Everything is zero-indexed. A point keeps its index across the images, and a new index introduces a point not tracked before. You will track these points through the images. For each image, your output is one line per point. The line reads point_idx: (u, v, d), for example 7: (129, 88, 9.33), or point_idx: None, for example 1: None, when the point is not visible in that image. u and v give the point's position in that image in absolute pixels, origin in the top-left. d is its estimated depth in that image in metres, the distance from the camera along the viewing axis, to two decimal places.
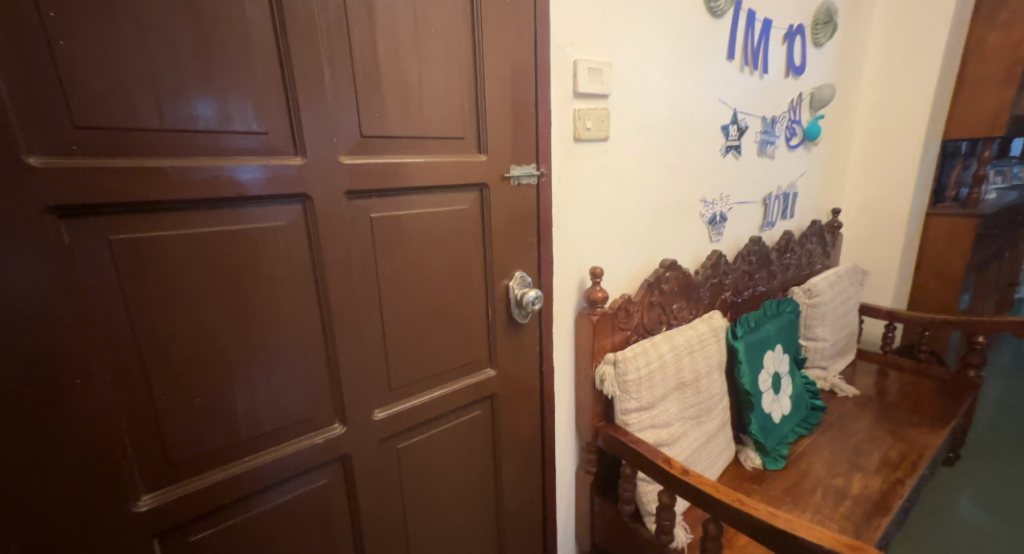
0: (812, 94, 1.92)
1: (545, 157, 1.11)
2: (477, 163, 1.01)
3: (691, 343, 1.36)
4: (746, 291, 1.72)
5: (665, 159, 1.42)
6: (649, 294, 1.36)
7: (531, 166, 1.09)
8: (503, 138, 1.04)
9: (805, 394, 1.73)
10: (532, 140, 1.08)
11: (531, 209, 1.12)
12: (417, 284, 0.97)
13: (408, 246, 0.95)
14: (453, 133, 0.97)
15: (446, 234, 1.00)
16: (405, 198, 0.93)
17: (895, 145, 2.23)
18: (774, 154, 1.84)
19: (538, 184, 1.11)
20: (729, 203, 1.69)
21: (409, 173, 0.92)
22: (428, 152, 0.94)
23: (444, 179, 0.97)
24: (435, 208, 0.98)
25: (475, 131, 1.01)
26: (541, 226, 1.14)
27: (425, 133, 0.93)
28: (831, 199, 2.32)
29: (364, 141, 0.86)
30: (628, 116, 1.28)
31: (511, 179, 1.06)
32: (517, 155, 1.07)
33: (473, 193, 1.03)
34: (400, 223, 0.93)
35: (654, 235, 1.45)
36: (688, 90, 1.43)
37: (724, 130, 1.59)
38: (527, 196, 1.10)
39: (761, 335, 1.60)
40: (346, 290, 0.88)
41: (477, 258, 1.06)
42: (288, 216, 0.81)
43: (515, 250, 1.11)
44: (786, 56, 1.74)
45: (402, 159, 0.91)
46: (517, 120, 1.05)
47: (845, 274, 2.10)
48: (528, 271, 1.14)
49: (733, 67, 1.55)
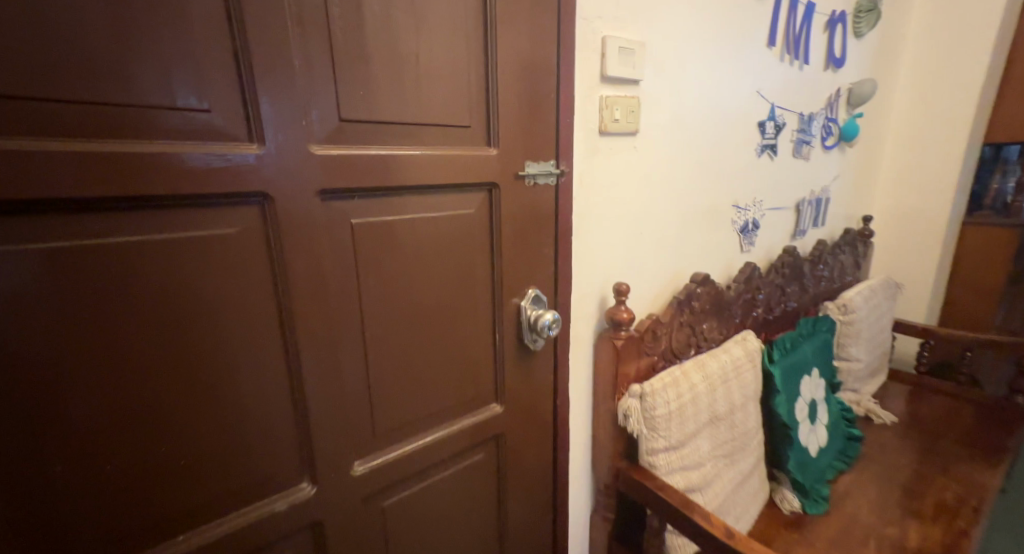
0: (850, 90, 1.75)
1: (565, 154, 0.93)
2: (486, 158, 0.83)
3: (725, 371, 1.18)
4: (778, 307, 1.56)
5: (697, 157, 1.24)
6: (679, 314, 1.18)
7: (549, 163, 0.91)
8: (518, 130, 0.86)
9: (841, 422, 1.56)
10: (551, 131, 0.90)
11: (548, 215, 0.94)
12: (410, 305, 0.79)
13: (399, 260, 0.76)
14: (457, 121, 0.79)
15: (447, 245, 0.82)
16: (396, 201, 0.75)
17: (933, 149, 2.07)
18: (809, 155, 1.67)
19: (556, 185, 0.94)
20: (762, 209, 1.52)
21: (402, 170, 0.73)
22: (426, 144, 0.76)
23: (445, 178, 0.79)
24: (433, 213, 0.79)
25: (484, 119, 0.82)
26: (560, 234, 0.96)
27: (422, 120, 0.74)
28: (862, 206, 2.15)
29: (344, 126, 0.67)
30: (660, 107, 1.10)
31: (526, 179, 0.89)
32: (534, 150, 0.89)
33: (480, 194, 0.85)
34: (390, 231, 0.75)
35: (682, 245, 1.28)
36: (724, 79, 1.25)
37: (761, 127, 1.41)
38: (544, 199, 0.92)
39: (798, 358, 1.42)
40: (316, 316, 0.69)
41: (482, 273, 0.88)
42: (239, 222, 0.62)
43: (527, 264, 0.93)
44: (827, 46, 1.57)
45: (392, 152, 0.72)
46: (534, 108, 0.87)
47: (879, 287, 1.94)
48: (543, 287, 0.96)
49: (773, 56, 1.37)
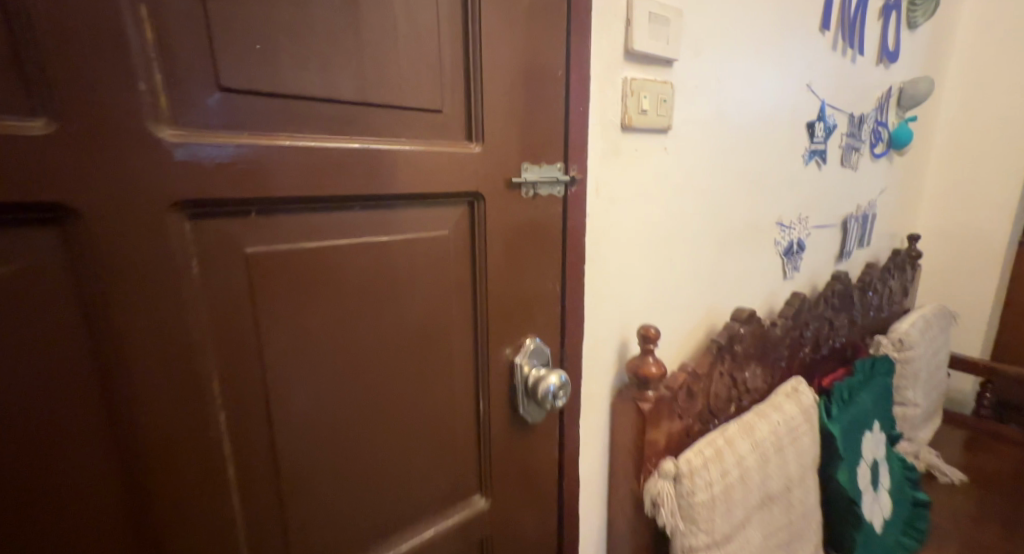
0: (901, 89, 1.51)
1: (574, 155, 0.68)
2: (465, 158, 0.58)
3: (779, 436, 0.93)
4: (826, 345, 1.30)
5: (737, 164, 1.00)
6: (718, 362, 0.93)
7: (555, 166, 0.67)
8: (511, 120, 0.61)
9: (903, 485, 1.30)
10: (556, 124, 0.65)
11: (553, 238, 0.69)
12: (349, 373, 0.53)
13: (329, 306, 0.51)
14: (422, 102, 0.54)
15: (406, 282, 0.57)
16: (325, 219, 0.50)
17: (988, 159, 1.83)
18: (858, 164, 1.43)
19: (563, 197, 0.69)
20: (808, 227, 1.27)
21: (329, 171, 0.48)
22: (370, 134, 0.51)
23: (403, 185, 0.54)
24: (384, 236, 0.54)
25: (462, 102, 0.58)
26: (567, 265, 0.71)
27: (362, 97, 0.49)
28: (905, 223, 1.90)
29: (229, 102, 0.42)
30: (697, 98, 0.85)
31: (523, 190, 0.64)
32: (533, 149, 0.64)
33: (456, 209, 0.60)
34: (313, 265, 0.49)
35: (719, 272, 1.03)
36: (771, 68, 1.00)
37: (811, 129, 1.17)
38: (546, 216, 0.68)
39: (857, 410, 1.16)
40: (181, 402, 0.43)
41: (460, 317, 0.63)
42: (22, 253, 0.36)
43: (523, 305, 0.68)
44: (880, 37, 1.33)
45: (314, 143, 0.47)
46: (533, 89, 0.62)
47: (932, 317, 1.69)
48: (544, 334, 0.71)
49: (826, 43, 1.13)
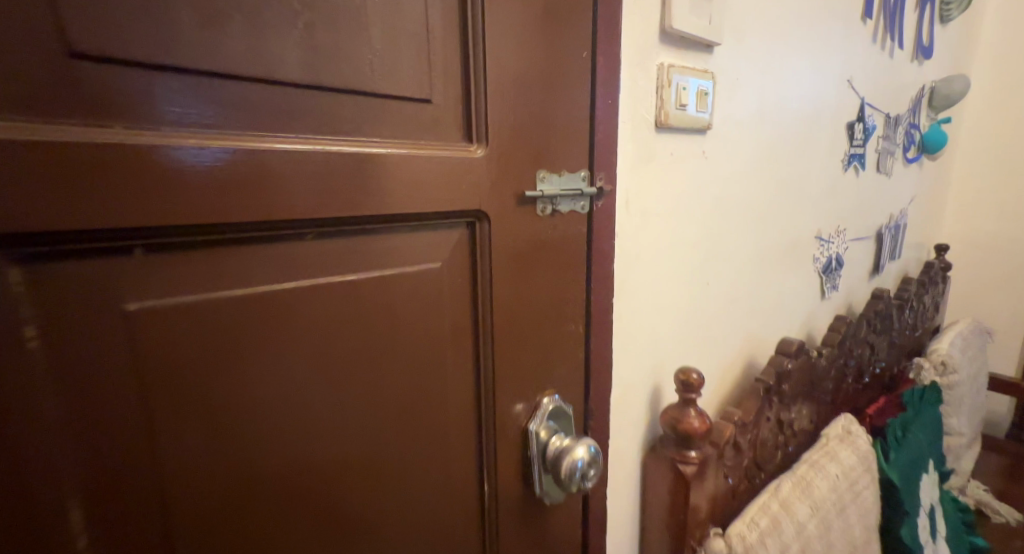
0: (933, 88, 1.38)
1: (601, 160, 0.54)
2: (461, 165, 0.43)
3: (839, 493, 0.78)
4: (867, 372, 1.16)
5: (777, 170, 0.86)
6: (767, 407, 0.78)
7: (579, 175, 0.52)
8: (523, 115, 0.46)
9: (957, 529, 1.16)
10: (579, 121, 0.51)
11: (575, 268, 0.54)
12: (296, 470, 0.38)
13: (259, 378, 0.35)
14: (401, 85, 0.39)
15: (376, 335, 0.41)
16: (253, 255, 0.34)
17: (1018, 164, 1.72)
18: (892, 170, 1.30)
19: (589, 214, 0.54)
20: (847, 241, 1.13)
21: (254, 186, 0.33)
22: (320, 131, 0.36)
23: (373, 203, 0.39)
24: (344, 274, 0.39)
25: (458, 89, 0.43)
26: (593, 300, 0.57)
27: (310, 78, 0.34)
28: (931, 233, 1.78)
29: (89, 80, 0.27)
30: (738, 93, 0.71)
31: (539, 207, 0.50)
32: (551, 154, 0.49)
33: (449, 234, 0.45)
34: (233, 322, 0.34)
35: (757, 296, 0.88)
36: (814, 60, 0.87)
37: (851, 130, 1.03)
38: (566, 239, 0.53)
39: (912, 450, 1.02)
40: (5, 543, 0.28)
41: (453, 374, 0.47)
42: None
43: (537, 353, 0.53)
44: (917, 30, 1.21)
45: (229, 142, 0.32)
46: (550, 75, 0.48)
47: (968, 334, 1.56)
48: (564, 388, 0.56)
49: (868, 34, 1.00)
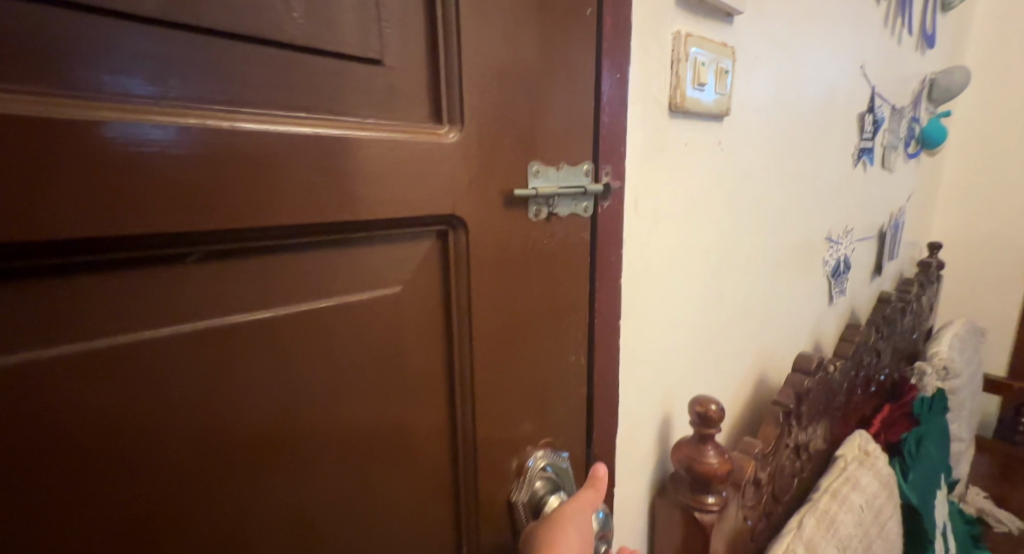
0: (933, 81, 1.32)
1: (607, 150, 0.43)
2: (430, 154, 0.32)
3: (864, 528, 0.70)
4: (874, 381, 1.09)
5: (791, 165, 0.77)
6: (786, 433, 0.68)
7: (581, 168, 0.41)
8: (511, 89, 0.35)
9: (967, 544, 1.10)
10: (582, 99, 0.40)
11: (577, 284, 0.44)
12: None
13: (140, 463, 0.24)
14: (343, 37, 0.27)
15: (322, 386, 0.30)
16: (112, 286, 0.23)
17: (1009, 161, 1.68)
18: (894, 166, 1.23)
19: (592, 216, 0.44)
20: (853, 241, 1.05)
21: (105, 183, 0.21)
22: (217, 99, 0.24)
23: (304, 209, 0.27)
24: (271, 307, 0.28)
25: (425, 49, 0.31)
26: (597, 322, 0.46)
27: (192, 15, 0.22)
28: (923, 231, 1.73)
29: None
30: (756, 75, 0.62)
31: (531, 209, 0.39)
32: (548, 142, 0.38)
33: (415, 247, 0.34)
34: (89, 388, 0.22)
35: (769, 305, 0.79)
36: (831, 41, 0.78)
37: (862, 123, 0.95)
38: (565, 249, 0.42)
39: (927, 467, 0.95)
40: None
41: (427, 428, 0.36)
42: None
43: (530, 391, 0.42)
44: (922, 16, 1.13)
45: (52, 111, 0.20)
46: (547, 37, 0.37)
47: (964, 335, 1.51)
48: (563, 431, 0.46)
49: (880, 17, 0.92)
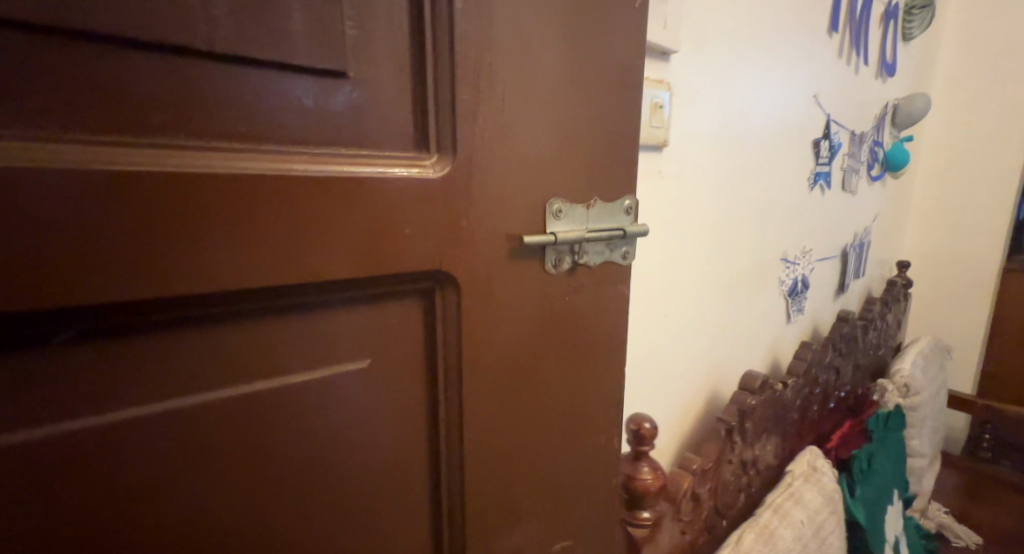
0: (896, 106, 1.37)
1: (607, 183, 0.42)
2: (410, 205, 0.32)
3: (804, 542, 0.72)
4: (833, 398, 1.11)
5: (741, 192, 0.80)
6: (727, 449, 0.71)
7: (618, 207, 0.43)
8: (498, 124, 0.34)
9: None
10: (581, 133, 0.39)
11: (568, 330, 0.43)
12: None
13: (119, 515, 0.26)
14: (315, 96, 0.28)
15: (302, 451, 0.32)
16: (87, 353, 0.25)
17: (972, 185, 1.73)
18: (856, 189, 1.26)
19: (620, 258, 0.45)
20: (811, 261, 1.08)
21: (180, 219, 0.25)
22: (287, 137, 0.28)
23: (293, 251, 0.28)
24: (242, 366, 0.29)
25: (401, 79, 0.31)
26: (593, 345, 0.45)
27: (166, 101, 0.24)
28: (893, 250, 1.77)
29: (113, 78, 0.23)
30: (697, 108, 0.65)
31: (549, 261, 0.40)
32: (548, 179, 0.38)
33: (391, 306, 0.34)
34: (70, 456, 0.25)
35: (720, 327, 0.82)
36: (780, 73, 0.82)
37: (817, 148, 0.98)
38: (562, 293, 0.41)
39: (877, 484, 0.98)
40: None
41: (414, 467, 0.37)
42: None
43: (517, 447, 0.42)
44: (880, 47, 1.18)
45: (188, 157, 0.25)
46: (539, 67, 0.35)
47: (929, 353, 1.54)
48: (558, 461, 0.45)
49: (834, 48, 0.95)
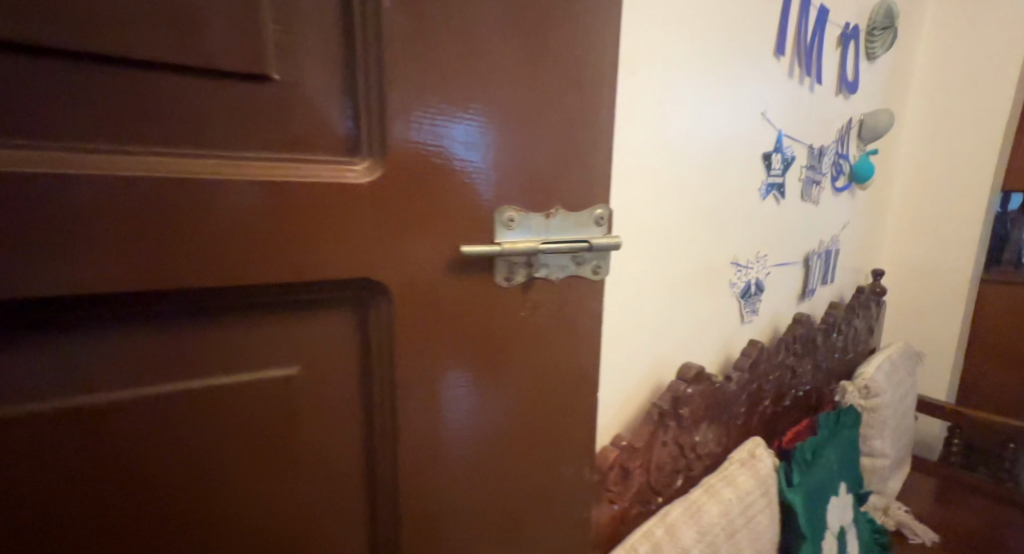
0: (862, 121, 1.44)
1: (556, 194, 0.44)
2: (340, 220, 0.35)
3: (730, 518, 0.80)
4: (787, 395, 1.18)
5: (684, 200, 0.88)
6: (660, 431, 0.79)
7: (576, 222, 0.46)
8: (428, 131, 0.37)
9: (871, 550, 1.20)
10: (526, 150, 0.42)
11: (510, 327, 0.45)
12: None
13: (70, 464, 0.32)
14: (250, 128, 0.32)
15: (242, 432, 0.36)
16: (41, 327, 0.29)
17: (944, 197, 1.79)
18: (819, 199, 1.33)
19: (580, 270, 0.47)
20: (767, 266, 1.15)
21: (115, 217, 0.29)
22: (217, 143, 0.31)
23: (223, 245, 0.32)
24: (179, 346, 0.33)
25: (331, 90, 0.34)
26: (540, 343, 0.47)
27: (112, 126, 0.29)
28: (869, 258, 1.82)
29: (58, 93, 0.27)
30: (631, 125, 0.73)
31: (498, 274, 0.43)
32: (493, 192, 0.41)
33: (326, 296, 0.37)
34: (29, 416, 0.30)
35: (665, 323, 0.90)
36: (723, 92, 0.89)
37: (768, 161, 1.06)
38: (504, 291, 0.44)
39: (821, 474, 1.05)
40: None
41: (348, 445, 0.41)
42: None
43: (453, 440, 0.44)
44: (838, 66, 1.25)
45: (124, 162, 0.29)
46: (470, 83, 0.38)
47: (898, 358, 1.60)
48: (500, 452, 0.47)
49: (782, 69, 1.03)
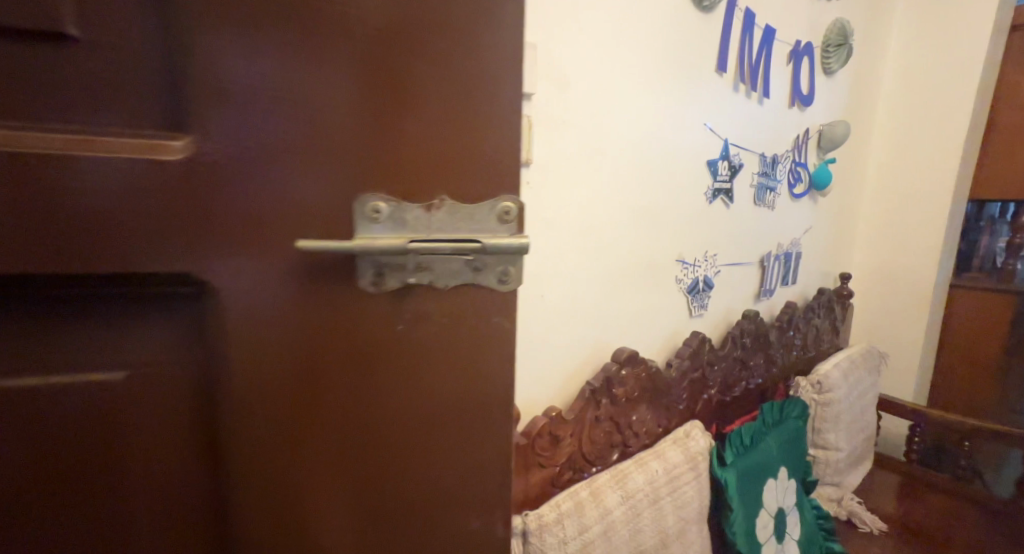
0: (820, 131, 1.52)
1: (440, 179, 0.36)
2: (141, 200, 0.30)
3: (655, 487, 0.89)
4: (735, 387, 1.26)
5: (623, 202, 0.97)
6: (592, 406, 0.89)
7: (478, 215, 0.37)
8: (253, 99, 0.31)
9: (815, 533, 1.28)
10: (394, 126, 0.34)
11: (388, 344, 0.37)
12: None
13: None
14: (37, 95, 0.29)
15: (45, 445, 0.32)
16: None
17: (910, 204, 1.85)
18: (775, 204, 1.40)
19: (487, 278, 0.38)
20: (716, 265, 1.23)
21: None
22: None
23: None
24: None
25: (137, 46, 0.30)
26: (433, 366, 0.38)
27: None
28: (839, 263, 1.88)
29: None
30: (564, 135, 0.83)
31: (367, 279, 0.36)
32: (363, 183, 0.34)
33: (145, 292, 0.32)
34: None
35: (606, 313, 0.98)
36: (659, 105, 1.00)
37: (712, 167, 1.15)
38: (382, 299, 0.36)
39: (759, 457, 1.13)
40: None
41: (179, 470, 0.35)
42: None
43: (313, 472, 0.37)
44: (791, 80, 1.34)
45: None
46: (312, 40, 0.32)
47: (858, 359, 1.67)
48: (378, 493, 0.39)
49: (725, 84, 1.13)
